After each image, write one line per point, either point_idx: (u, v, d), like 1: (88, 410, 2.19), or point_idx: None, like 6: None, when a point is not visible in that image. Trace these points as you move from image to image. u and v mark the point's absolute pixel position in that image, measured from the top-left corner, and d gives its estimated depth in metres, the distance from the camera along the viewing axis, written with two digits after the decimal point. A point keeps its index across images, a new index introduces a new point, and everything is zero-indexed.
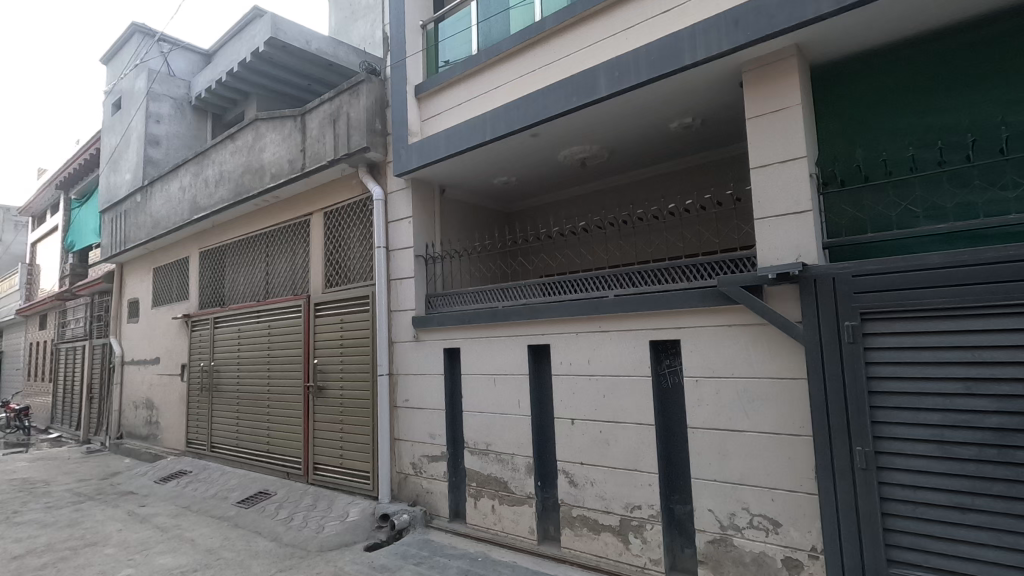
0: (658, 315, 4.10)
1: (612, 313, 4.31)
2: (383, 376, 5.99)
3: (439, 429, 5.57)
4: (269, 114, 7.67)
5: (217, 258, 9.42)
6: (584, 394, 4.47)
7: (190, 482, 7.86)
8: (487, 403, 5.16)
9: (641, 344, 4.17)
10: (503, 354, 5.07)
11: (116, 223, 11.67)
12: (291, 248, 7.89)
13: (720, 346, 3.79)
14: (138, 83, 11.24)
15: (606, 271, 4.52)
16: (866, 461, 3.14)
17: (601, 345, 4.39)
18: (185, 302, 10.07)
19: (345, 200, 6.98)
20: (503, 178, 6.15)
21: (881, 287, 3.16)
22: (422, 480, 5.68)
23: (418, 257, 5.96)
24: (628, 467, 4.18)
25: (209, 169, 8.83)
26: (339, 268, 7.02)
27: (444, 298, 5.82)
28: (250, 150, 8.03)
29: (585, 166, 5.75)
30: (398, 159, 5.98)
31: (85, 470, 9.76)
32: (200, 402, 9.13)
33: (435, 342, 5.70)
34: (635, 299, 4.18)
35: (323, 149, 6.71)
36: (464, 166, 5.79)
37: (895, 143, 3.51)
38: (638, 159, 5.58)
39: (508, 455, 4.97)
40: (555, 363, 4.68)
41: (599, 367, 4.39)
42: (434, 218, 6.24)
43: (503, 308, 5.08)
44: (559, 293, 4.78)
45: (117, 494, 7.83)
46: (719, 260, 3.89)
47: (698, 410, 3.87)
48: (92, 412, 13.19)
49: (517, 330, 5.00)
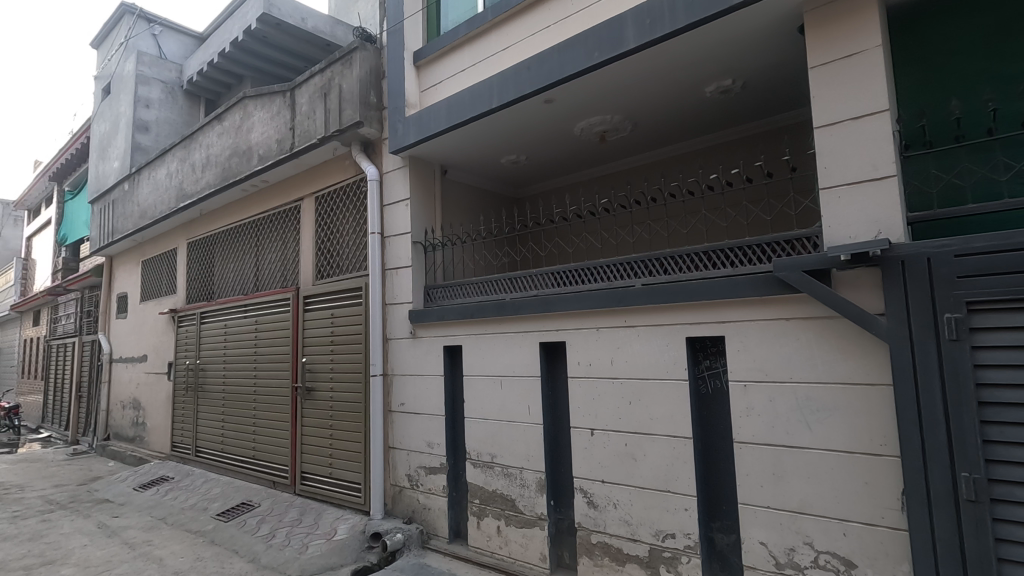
0: (695, 307, 3.44)
1: (640, 304, 3.65)
2: (377, 376, 5.36)
3: (437, 437, 4.92)
4: (257, 90, 7.06)
5: (206, 249, 8.82)
6: (606, 400, 3.82)
7: (170, 489, 7.26)
8: (492, 409, 4.51)
9: (675, 342, 3.51)
10: (510, 353, 4.42)
11: (104, 214, 11.11)
12: (281, 238, 7.26)
13: (774, 345, 3.12)
14: (127, 66, 10.67)
15: (632, 256, 3.87)
16: (974, 492, 2.45)
17: (626, 342, 3.74)
18: (172, 296, 9.48)
19: (338, 182, 6.35)
20: (512, 157, 5.52)
21: (995, 269, 2.47)
22: (419, 495, 5.04)
23: (417, 244, 5.32)
24: (659, 488, 3.51)
25: (196, 154, 8.24)
26: (330, 257, 6.39)
27: (445, 290, 5.18)
28: (237, 131, 7.42)
29: (605, 142, 5.11)
30: (394, 133, 5.34)
31: (65, 474, 9.18)
32: (186, 403, 8.54)
33: (434, 339, 5.06)
34: (668, 288, 3.52)
35: (313, 127, 6.09)
36: (467, 142, 5.15)
37: (1003, 92, 2.84)
38: (666, 133, 4.94)
39: (516, 468, 4.31)
40: (571, 363, 4.04)
41: (623, 369, 3.74)
42: (435, 200, 5.60)
43: (512, 299, 4.44)
44: (576, 283, 4.14)
45: (91, 502, 7.23)
46: (773, 240, 3.24)
47: (746, 421, 3.21)
48: (80, 411, 12.65)
49: (527, 325, 4.35)
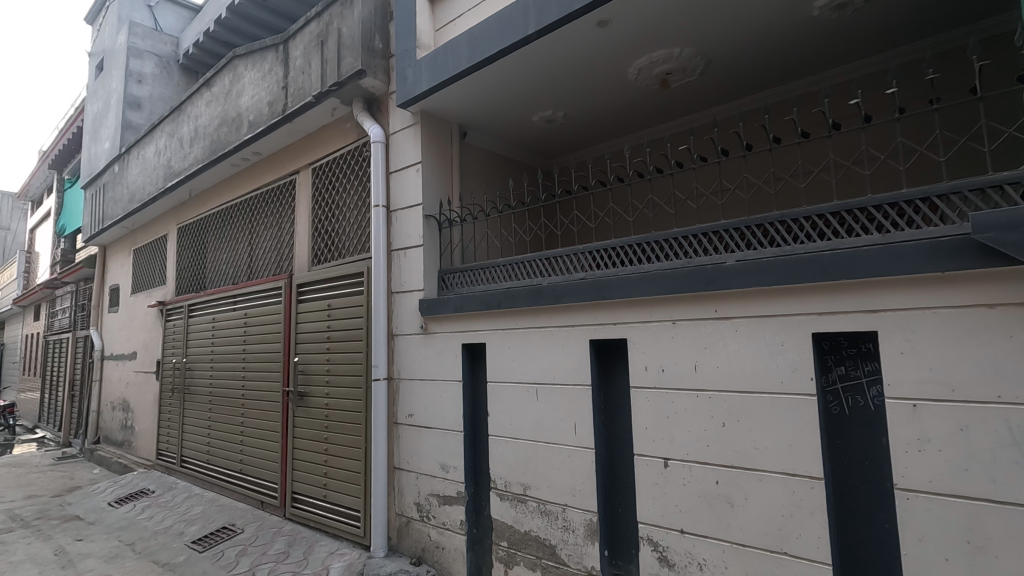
0: (826, 289, 2.39)
1: (739, 288, 2.61)
2: (380, 381, 4.37)
3: (453, 458, 3.92)
4: (247, 49, 6.12)
5: (197, 233, 7.91)
6: (687, 420, 2.78)
7: (148, 507, 6.34)
8: (525, 427, 3.49)
9: (795, 341, 2.46)
10: (549, 355, 3.40)
11: (95, 199, 10.29)
12: (276, 219, 6.31)
13: (968, 346, 2.05)
14: (120, 38, 9.84)
15: (724, 223, 2.82)
16: None
17: (718, 341, 2.70)
18: (162, 288, 8.59)
19: (338, 149, 5.37)
20: (548, 114, 4.50)
21: None
22: (430, 530, 4.03)
23: (428, 218, 4.32)
24: (771, 549, 2.46)
25: (184, 127, 7.32)
26: (329, 239, 5.40)
27: (462, 274, 4.15)
28: (226, 96, 6.48)
29: (669, 88, 4.04)
30: (402, 82, 4.34)
31: (43, 482, 8.32)
32: (172, 405, 7.63)
33: (451, 336, 4.04)
34: (783, 264, 2.47)
35: (308, 82, 5.12)
36: (493, 92, 4.15)
37: None
38: (745, 77, 3.90)
39: (557, 506, 3.28)
40: (635, 368, 3.00)
41: (714, 379, 2.69)
42: (453, 166, 4.59)
43: (551, 284, 3.41)
44: (642, 262, 3.11)
45: (57, 520, 6.32)
46: (957, 194, 2.18)
47: (916, 461, 2.14)
48: (74, 411, 11.87)
49: (571, 319, 3.31)
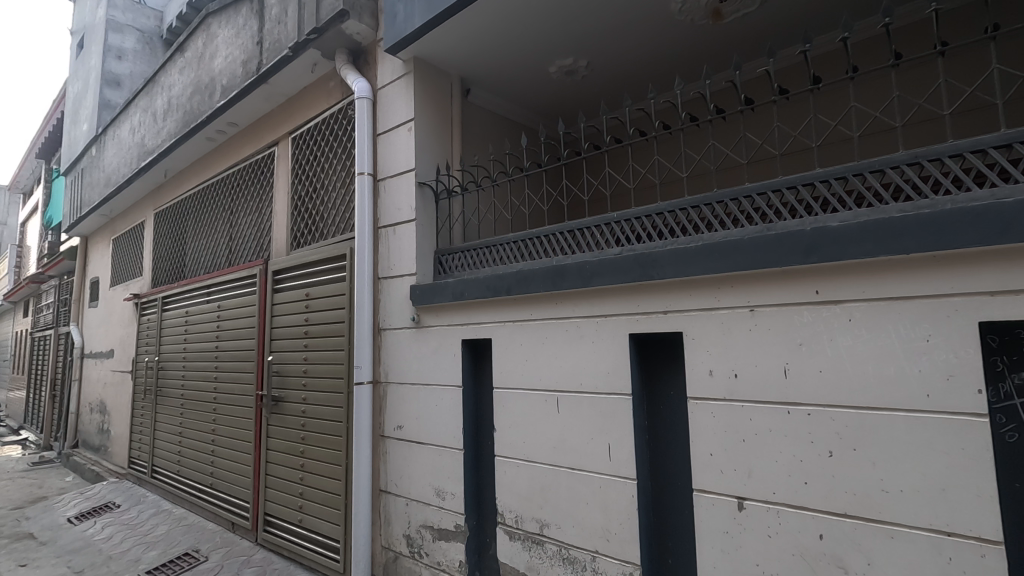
0: (1004, 256, 1.58)
1: (858, 259, 1.80)
2: (363, 386, 3.59)
3: (451, 482, 3.14)
4: (221, 3, 5.37)
5: (174, 219, 7.17)
6: (774, 446, 1.97)
7: (109, 524, 5.59)
8: (542, 446, 2.71)
9: (949, 335, 1.66)
10: (573, 354, 2.61)
11: (74, 185, 9.58)
12: (254, 199, 5.55)
13: None
14: (98, 11, 9.17)
15: (826, 172, 2.02)
16: None
17: (822, 335, 1.90)
18: (140, 279, 7.86)
19: (321, 112, 4.59)
20: (568, 62, 3.72)
21: None
22: (421, 570, 3.26)
23: (421, 186, 3.55)
24: None
25: (158, 100, 6.57)
26: (309, 218, 4.64)
27: (462, 256, 3.37)
28: (199, 60, 5.71)
29: (723, 19, 3.21)
30: (392, 21, 3.55)
31: (8, 492, 7.60)
32: (145, 407, 6.90)
33: (448, 331, 3.26)
34: (934, 221, 1.66)
35: (284, 33, 4.35)
36: (502, 31, 3.36)
37: None
38: (823, 6, 3.09)
39: (584, 553, 2.50)
40: (696, 373, 2.21)
41: (817, 391, 1.89)
42: (453, 127, 3.81)
43: (579, 262, 2.62)
44: (704, 230, 2.32)
45: (6, 539, 5.56)
46: None
47: None
48: (55, 412, 11.17)
49: (604, 308, 2.52)
